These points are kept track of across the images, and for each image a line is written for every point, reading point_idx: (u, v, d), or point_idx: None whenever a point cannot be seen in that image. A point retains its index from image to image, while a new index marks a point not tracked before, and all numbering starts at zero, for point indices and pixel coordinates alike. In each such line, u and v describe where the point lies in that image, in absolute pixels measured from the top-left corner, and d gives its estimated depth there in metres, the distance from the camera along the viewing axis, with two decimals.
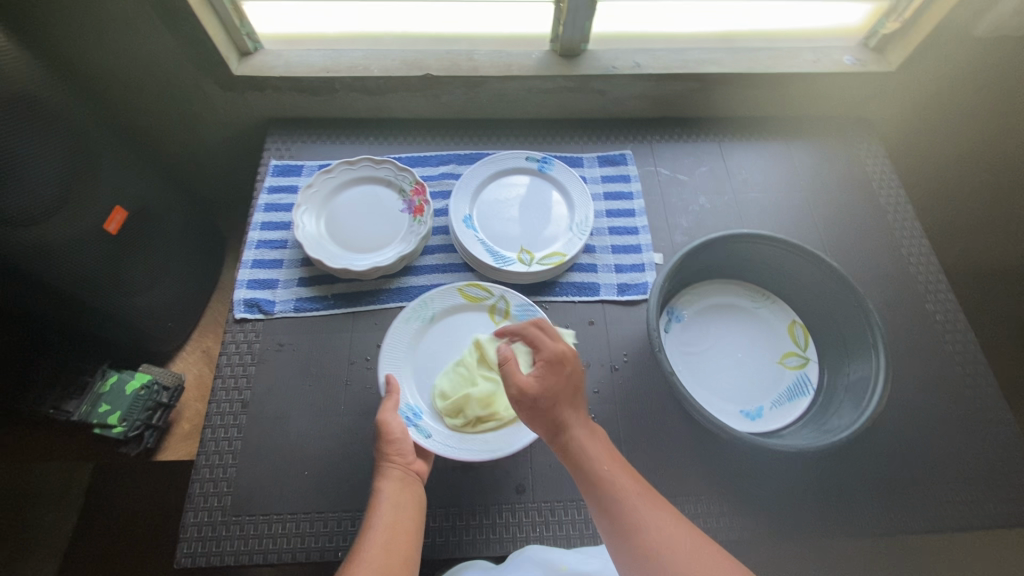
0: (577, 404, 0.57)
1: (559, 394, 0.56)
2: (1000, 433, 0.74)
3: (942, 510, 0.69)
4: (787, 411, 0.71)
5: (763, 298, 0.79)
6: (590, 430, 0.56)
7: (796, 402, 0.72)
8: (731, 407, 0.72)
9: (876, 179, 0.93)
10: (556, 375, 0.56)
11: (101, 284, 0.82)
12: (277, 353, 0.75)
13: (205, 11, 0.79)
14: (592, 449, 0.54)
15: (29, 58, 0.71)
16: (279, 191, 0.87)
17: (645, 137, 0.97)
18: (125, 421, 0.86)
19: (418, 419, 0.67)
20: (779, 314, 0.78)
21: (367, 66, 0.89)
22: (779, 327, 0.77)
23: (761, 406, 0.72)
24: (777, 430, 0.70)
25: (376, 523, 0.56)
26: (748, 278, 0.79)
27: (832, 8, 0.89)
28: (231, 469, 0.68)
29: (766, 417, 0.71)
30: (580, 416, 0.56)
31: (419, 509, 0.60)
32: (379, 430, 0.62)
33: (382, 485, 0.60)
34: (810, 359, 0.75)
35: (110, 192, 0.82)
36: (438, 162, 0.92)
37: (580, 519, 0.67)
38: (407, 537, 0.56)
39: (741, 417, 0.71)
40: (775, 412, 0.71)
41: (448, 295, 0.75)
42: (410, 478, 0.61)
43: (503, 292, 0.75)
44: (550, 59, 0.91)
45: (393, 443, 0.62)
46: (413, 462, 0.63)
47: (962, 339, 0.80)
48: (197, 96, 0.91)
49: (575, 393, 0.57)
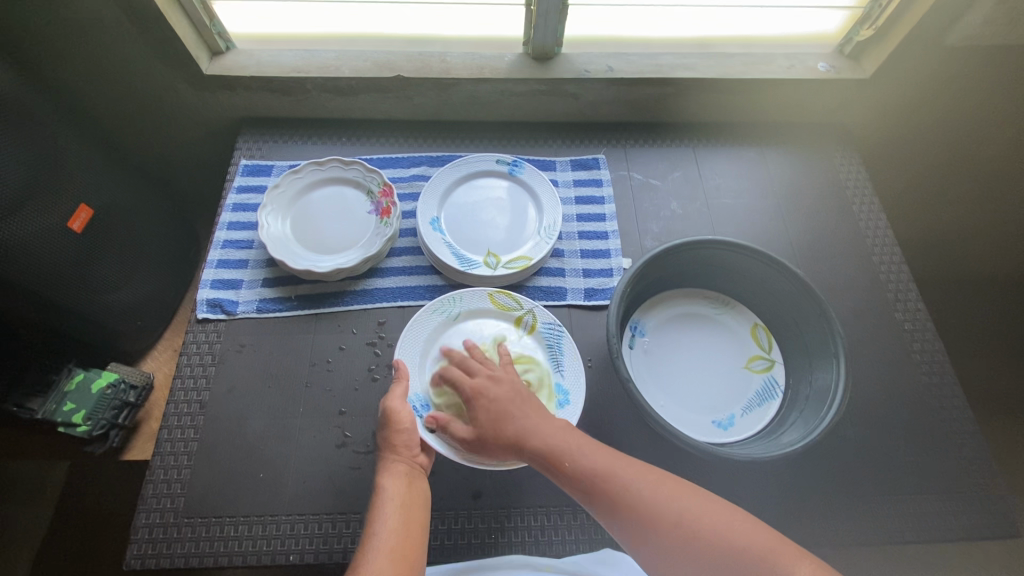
0: (522, 413, 0.60)
1: (496, 420, 0.60)
2: (966, 445, 0.73)
3: (903, 521, 0.69)
4: (754, 418, 0.71)
5: (723, 304, 0.79)
6: (549, 429, 0.59)
7: (766, 407, 0.71)
8: (702, 416, 0.71)
9: (851, 186, 0.93)
10: (481, 408, 0.61)
11: (65, 282, 0.82)
12: (237, 353, 0.75)
13: (173, 9, 0.79)
14: (558, 446, 0.57)
15: None
16: (247, 191, 0.87)
17: (620, 142, 0.97)
18: (90, 420, 0.86)
19: (425, 411, 0.66)
20: (740, 318, 0.78)
21: (338, 67, 0.88)
22: (741, 331, 0.77)
23: (733, 414, 0.71)
24: (746, 437, 0.69)
25: (381, 523, 0.56)
26: (709, 286, 0.79)
27: (807, 14, 0.88)
28: (185, 470, 0.67)
29: (736, 426, 0.71)
30: (532, 423, 0.59)
31: (425, 504, 0.60)
32: (388, 417, 0.63)
33: (386, 481, 0.60)
34: (774, 361, 0.75)
35: (75, 190, 0.82)
36: (410, 164, 0.91)
37: (536, 525, 0.67)
38: (413, 538, 0.56)
39: (713, 426, 0.71)
40: (745, 419, 0.71)
41: (478, 298, 0.74)
42: (415, 472, 0.62)
43: (533, 307, 0.74)
44: (524, 61, 0.91)
45: (402, 434, 0.63)
46: (418, 456, 0.63)
47: (931, 349, 0.79)
48: (168, 94, 0.90)
49: (511, 408, 0.60)
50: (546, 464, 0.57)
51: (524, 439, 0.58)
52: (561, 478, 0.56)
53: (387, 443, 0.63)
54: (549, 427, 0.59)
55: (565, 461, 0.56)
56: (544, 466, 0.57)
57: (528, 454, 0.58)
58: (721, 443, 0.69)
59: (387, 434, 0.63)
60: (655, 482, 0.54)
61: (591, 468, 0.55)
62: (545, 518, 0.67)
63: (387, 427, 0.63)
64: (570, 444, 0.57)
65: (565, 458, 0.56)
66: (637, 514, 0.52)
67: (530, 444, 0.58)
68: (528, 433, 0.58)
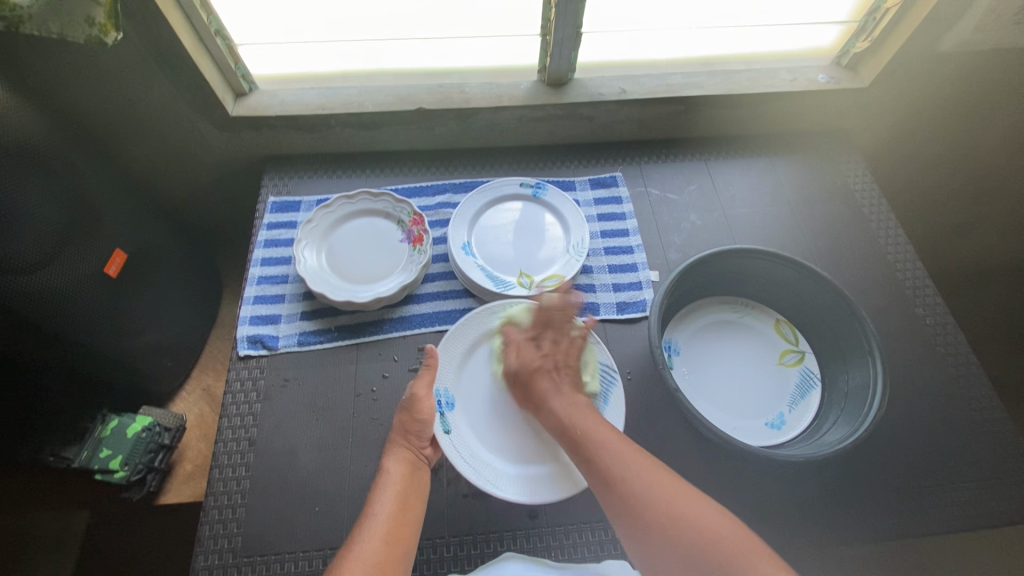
0: (556, 380, 0.65)
1: (540, 372, 0.65)
2: (1002, 432, 0.74)
3: (951, 511, 0.69)
4: (803, 412, 0.73)
5: (743, 306, 0.81)
6: (572, 404, 0.62)
7: (809, 399, 0.74)
8: (754, 421, 0.73)
9: (857, 189, 0.97)
10: (535, 350, 0.68)
11: (100, 327, 0.82)
12: (282, 388, 0.75)
13: (201, 55, 0.81)
14: (572, 419, 0.60)
15: (30, 112, 0.71)
16: (278, 227, 0.89)
17: (634, 159, 1.00)
18: (128, 465, 0.88)
19: (448, 410, 0.68)
20: (763, 317, 0.81)
21: (361, 103, 0.91)
22: (766, 329, 0.80)
23: (782, 413, 0.73)
24: (800, 435, 0.71)
25: (379, 505, 0.57)
26: (727, 291, 0.81)
27: (805, 31, 0.93)
28: (240, 509, 0.67)
29: (788, 423, 0.72)
30: (559, 393, 0.63)
31: (422, 494, 0.60)
32: (411, 401, 0.64)
33: (389, 464, 0.61)
34: (805, 352, 0.78)
35: (109, 236, 0.83)
36: (434, 192, 0.94)
37: (595, 541, 0.67)
38: (407, 522, 0.57)
39: (766, 428, 0.72)
40: (794, 416, 0.73)
41: None
42: (419, 463, 0.62)
43: (595, 341, 0.73)
44: (539, 88, 0.94)
45: (417, 422, 0.63)
46: (425, 448, 0.64)
47: (955, 341, 0.81)
48: (192, 135, 0.92)
49: (554, 370, 0.66)
50: (560, 428, 0.60)
51: (550, 403, 0.62)
52: (569, 445, 0.59)
53: (401, 427, 0.64)
54: (570, 402, 0.62)
55: (579, 434, 0.58)
56: (557, 431, 0.61)
57: (546, 416, 0.62)
58: (775, 443, 0.71)
59: (402, 417, 0.64)
60: (650, 471, 0.53)
61: (596, 441, 0.57)
62: (602, 532, 0.67)
63: (406, 411, 0.64)
64: (586, 420, 0.59)
65: (577, 430, 0.58)
66: (624, 495, 0.52)
67: (551, 407, 0.62)
68: (553, 399, 0.63)
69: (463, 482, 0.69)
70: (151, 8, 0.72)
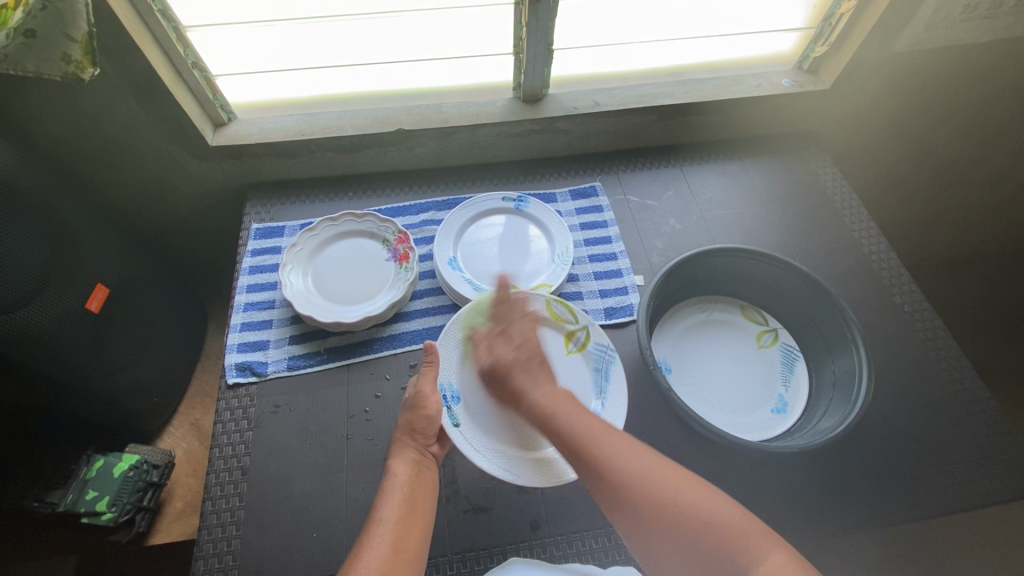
0: (531, 372, 0.61)
1: (510, 367, 0.62)
2: (984, 411, 0.76)
3: (943, 492, 0.70)
4: (794, 394, 0.75)
5: (710, 304, 0.82)
6: (550, 393, 0.59)
7: (797, 375, 0.76)
8: (746, 408, 0.74)
9: (827, 185, 1.00)
10: (501, 346, 0.64)
11: (84, 364, 0.81)
12: (273, 415, 0.74)
13: (177, 85, 0.81)
14: (552, 409, 0.57)
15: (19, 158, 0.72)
16: (262, 253, 0.89)
17: (611, 169, 1.03)
18: (115, 506, 0.85)
19: (454, 403, 0.67)
20: (728, 308, 0.82)
21: (340, 126, 0.92)
22: (736, 317, 0.82)
23: (781, 395, 0.75)
24: (796, 420, 0.72)
25: (386, 510, 0.57)
26: (692, 295, 0.82)
27: (766, 39, 0.97)
28: (236, 541, 0.65)
29: (782, 406, 0.74)
30: (535, 382, 0.60)
31: (430, 494, 0.60)
32: (416, 401, 0.64)
33: (396, 466, 0.61)
34: (777, 329, 0.80)
35: (92, 271, 0.82)
36: (418, 210, 0.95)
37: (599, 548, 0.66)
38: (415, 524, 0.56)
39: (770, 414, 0.74)
40: (786, 397, 0.75)
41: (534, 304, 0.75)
42: (425, 462, 0.62)
43: (588, 325, 0.74)
44: (515, 104, 0.96)
45: (422, 419, 0.63)
46: (431, 446, 0.64)
47: (932, 326, 0.84)
48: (173, 167, 0.93)
49: (527, 361, 0.62)
50: (535, 419, 0.58)
51: (525, 394, 0.59)
52: (555, 440, 0.56)
53: (407, 427, 0.64)
54: (548, 393, 0.59)
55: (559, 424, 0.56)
56: (538, 426, 0.58)
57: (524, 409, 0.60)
58: (770, 428, 0.72)
59: (408, 416, 0.64)
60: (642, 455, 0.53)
61: (576, 431, 0.55)
62: (605, 539, 0.67)
63: (410, 410, 0.64)
64: (566, 411, 0.57)
65: (558, 422, 0.56)
66: (612, 481, 0.51)
67: (527, 398, 0.59)
68: (528, 390, 0.59)
69: (463, 498, 0.69)
70: (126, 42, 0.72)
